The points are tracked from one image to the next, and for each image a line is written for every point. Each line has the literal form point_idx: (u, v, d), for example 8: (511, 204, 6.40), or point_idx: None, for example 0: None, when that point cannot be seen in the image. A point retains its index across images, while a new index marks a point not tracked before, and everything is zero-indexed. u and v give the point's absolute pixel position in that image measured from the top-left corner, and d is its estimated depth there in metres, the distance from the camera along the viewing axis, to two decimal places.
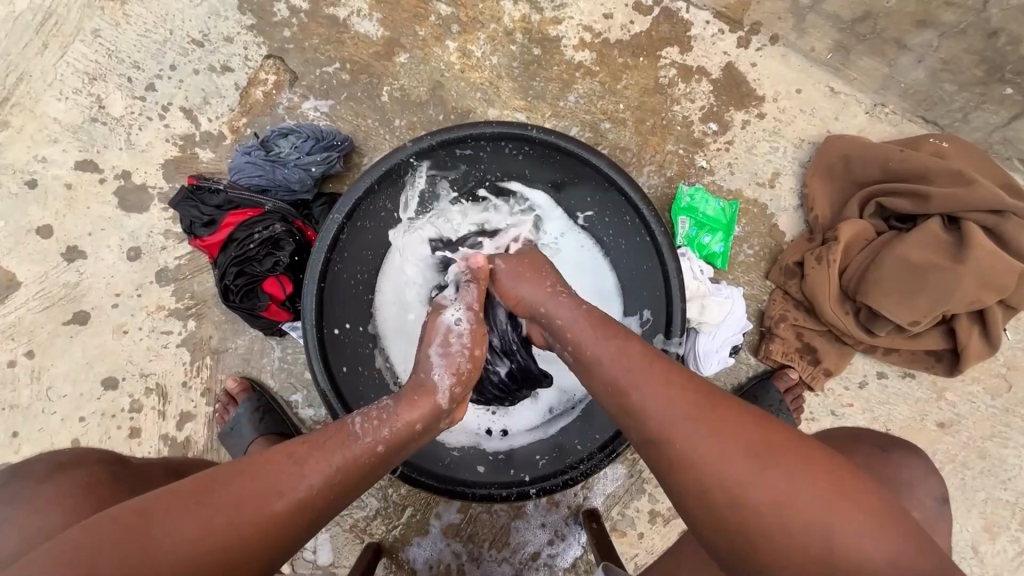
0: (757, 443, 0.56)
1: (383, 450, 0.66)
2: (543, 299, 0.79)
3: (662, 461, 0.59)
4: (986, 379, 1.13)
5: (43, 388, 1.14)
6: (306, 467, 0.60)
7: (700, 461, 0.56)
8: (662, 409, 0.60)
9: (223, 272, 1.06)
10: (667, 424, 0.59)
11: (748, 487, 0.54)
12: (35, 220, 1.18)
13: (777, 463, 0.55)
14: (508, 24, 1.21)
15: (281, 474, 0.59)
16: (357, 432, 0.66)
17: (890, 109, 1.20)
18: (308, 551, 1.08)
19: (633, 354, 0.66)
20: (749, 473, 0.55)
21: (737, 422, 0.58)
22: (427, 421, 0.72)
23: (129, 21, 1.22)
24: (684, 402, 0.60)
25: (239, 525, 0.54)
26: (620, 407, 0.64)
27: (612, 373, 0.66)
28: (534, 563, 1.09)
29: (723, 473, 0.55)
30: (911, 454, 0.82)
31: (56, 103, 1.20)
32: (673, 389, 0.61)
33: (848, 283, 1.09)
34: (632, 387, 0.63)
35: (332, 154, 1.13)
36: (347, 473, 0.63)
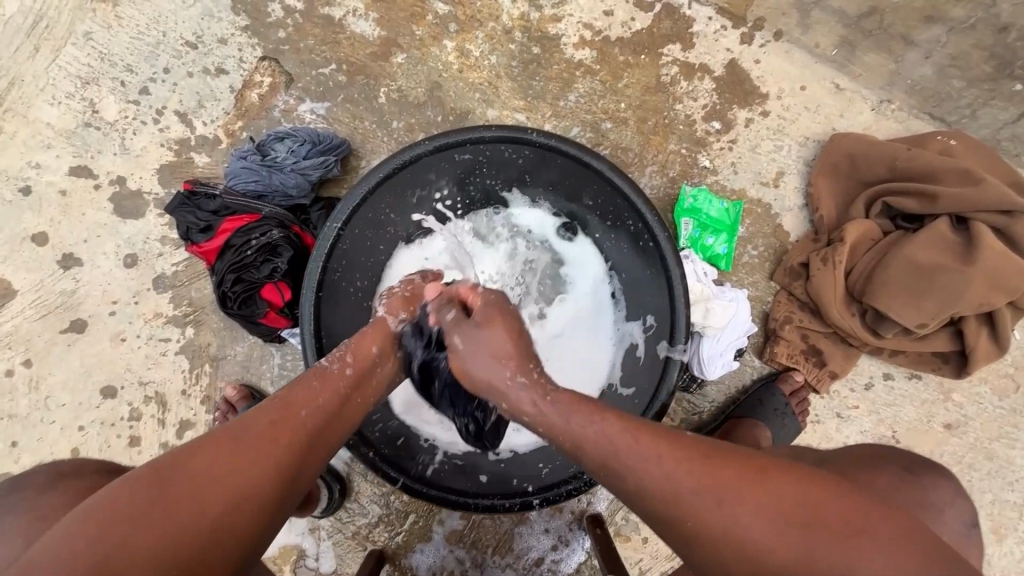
0: (765, 498, 0.55)
1: (353, 375, 0.69)
2: (502, 388, 0.70)
3: (678, 535, 0.58)
4: (994, 379, 1.11)
5: (41, 397, 1.13)
6: (286, 400, 0.63)
7: (716, 531, 0.55)
8: (664, 481, 0.58)
9: (221, 279, 1.05)
10: (673, 497, 0.57)
11: (769, 547, 0.53)
12: (30, 227, 1.16)
13: (789, 515, 0.54)
14: (507, 22, 1.19)
15: (269, 420, 0.60)
16: (325, 364, 0.69)
17: (897, 106, 1.18)
18: (311, 558, 1.08)
19: (614, 430, 0.62)
20: (766, 533, 0.54)
21: (741, 481, 0.57)
22: (385, 345, 0.75)
23: (121, 23, 1.19)
24: (681, 468, 0.58)
25: (235, 459, 0.57)
26: (618, 485, 0.61)
27: (598, 451, 0.62)
28: (537, 569, 1.09)
29: (741, 538, 0.55)
30: (940, 478, 0.79)
31: (49, 108, 1.19)
32: (667, 459, 0.59)
33: (854, 285, 1.07)
34: (624, 466, 0.60)
35: (329, 158, 1.12)
36: (329, 401, 0.66)
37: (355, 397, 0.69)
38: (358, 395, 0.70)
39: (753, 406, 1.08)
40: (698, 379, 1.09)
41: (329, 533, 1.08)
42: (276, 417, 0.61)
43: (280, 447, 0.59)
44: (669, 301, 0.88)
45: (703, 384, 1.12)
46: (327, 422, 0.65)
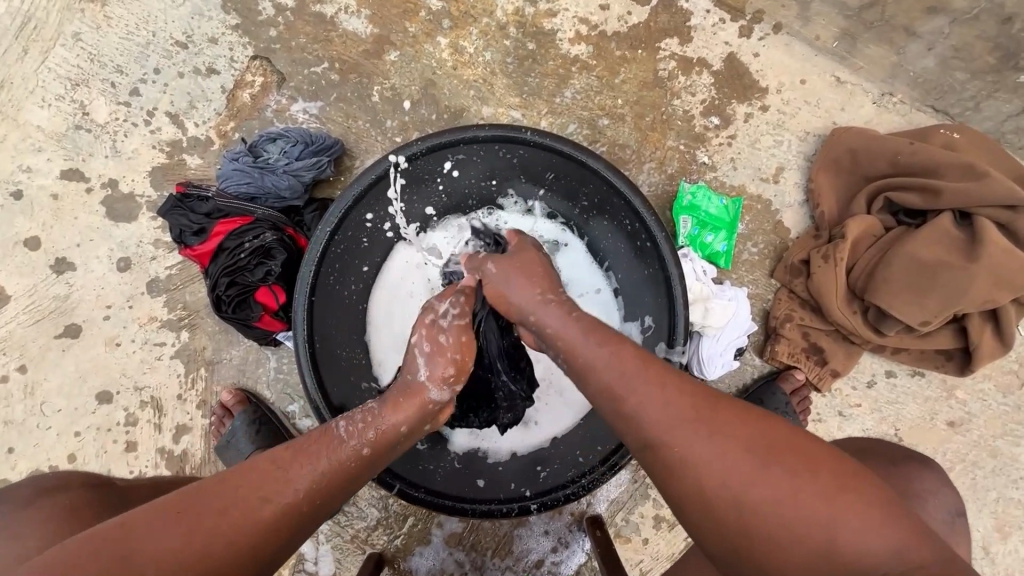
0: (761, 442, 0.53)
1: (366, 453, 0.65)
2: (533, 305, 0.73)
3: (660, 467, 0.56)
4: (998, 376, 1.10)
5: (37, 403, 1.12)
6: (287, 470, 0.59)
7: (699, 464, 0.54)
8: (660, 410, 0.56)
9: (215, 283, 1.03)
10: (666, 426, 0.56)
11: (752, 490, 0.52)
12: (22, 231, 1.15)
13: (778, 461, 0.52)
14: (501, 17, 1.17)
15: (266, 481, 0.57)
16: (340, 433, 0.64)
17: (899, 99, 1.16)
18: (310, 562, 1.07)
19: (626, 355, 0.62)
20: (751, 475, 0.52)
21: (742, 423, 0.55)
22: (414, 424, 0.70)
23: (110, 23, 1.18)
24: (680, 402, 0.57)
25: (218, 526, 0.54)
26: (613, 411, 0.60)
27: (603, 373, 0.61)
28: (537, 571, 1.08)
29: (725, 476, 0.53)
30: (923, 467, 0.80)
31: (39, 110, 1.17)
32: (669, 389, 0.58)
33: (855, 282, 1.06)
34: (624, 390, 0.59)
35: (322, 159, 1.10)
36: (330, 477, 0.61)
37: (363, 472, 0.65)
38: (365, 472, 0.65)
39: (753, 405, 1.07)
40: (697, 380, 1.08)
41: (328, 537, 1.08)
42: (272, 489, 0.57)
43: (265, 524, 0.56)
44: (667, 302, 0.87)
45: (703, 383, 1.11)
46: (323, 500, 0.60)
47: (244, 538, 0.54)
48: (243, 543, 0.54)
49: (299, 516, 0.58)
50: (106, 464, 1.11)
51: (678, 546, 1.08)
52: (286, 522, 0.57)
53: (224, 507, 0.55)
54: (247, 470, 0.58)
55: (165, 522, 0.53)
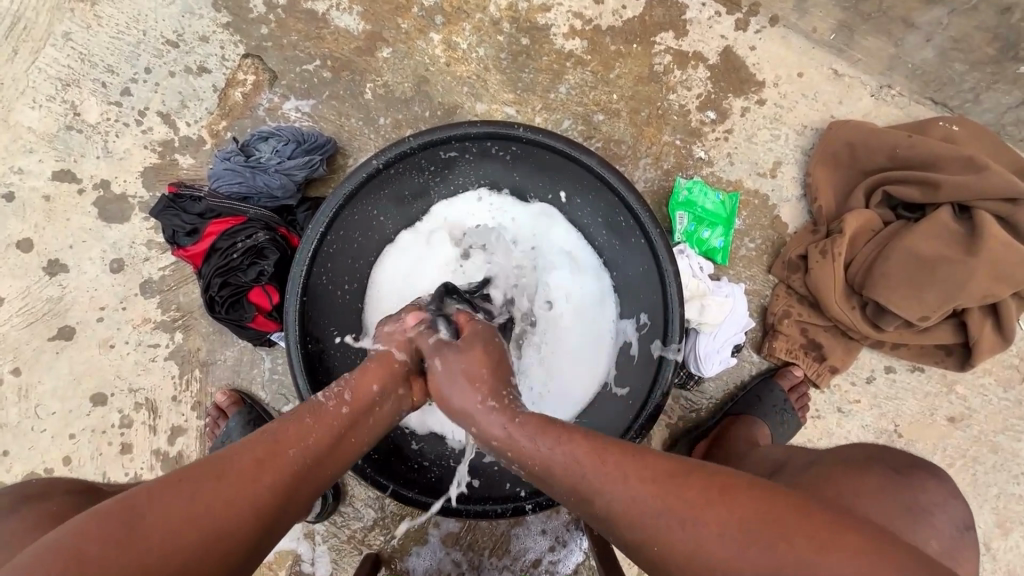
0: (734, 519, 0.50)
1: (348, 412, 0.65)
2: (472, 412, 0.65)
3: (646, 558, 0.54)
4: (998, 371, 1.09)
5: (31, 406, 1.12)
6: (276, 437, 0.59)
7: (681, 554, 0.52)
8: (628, 505, 0.54)
9: (208, 284, 1.02)
10: (635, 518, 0.54)
11: (738, 572, 0.49)
12: (15, 233, 1.14)
13: (757, 536, 0.49)
14: (494, 12, 1.16)
15: (260, 449, 0.58)
16: (320, 399, 0.64)
17: (897, 91, 1.14)
18: (307, 563, 1.07)
19: (576, 452, 0.58)
20: (733, 556, 0.49)
21: (710, 501, 0.52)
22: (386, 384, 0.69)
23: (100, 22, 1.17)
24: (646, 492, 0.54)
25: (221, 496, 0.53)
26: (584, 509, 0.58)
27: (563, 473, 0.58)
28: (535, 570, 1.07)
29: (708, 560, 0.50)
30: (927, 478, 0.77)
31: (30, 111, 1.16)
32: (631, 480, 0.55)
33: (854, 276, 1.05)
34: (590, 488, 0.57)
35: (314, 157, 1.10)
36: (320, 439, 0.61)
37: (352, 435, 0.65)
38: (352, 436, 0.65)
39: (751, 402, 1.06)
40: (694, 376, 1.07)
41: (324, 538, 1.07)
42: (263, 456, 0.57)
43: (263, 490, 0.55)
44: (662, 298, 0.86)
45: (701, 380, 1.10)
46: (316, 464, 0.60)
47: (246, 504, 0.54)
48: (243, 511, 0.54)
49: (295, 480, 0.58)
50: (101, 466, 1.11)
51: None
52: (282, 490, 0.57)
53: (219, 477, 0.54)
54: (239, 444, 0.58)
55: (156, 498, 0.52)
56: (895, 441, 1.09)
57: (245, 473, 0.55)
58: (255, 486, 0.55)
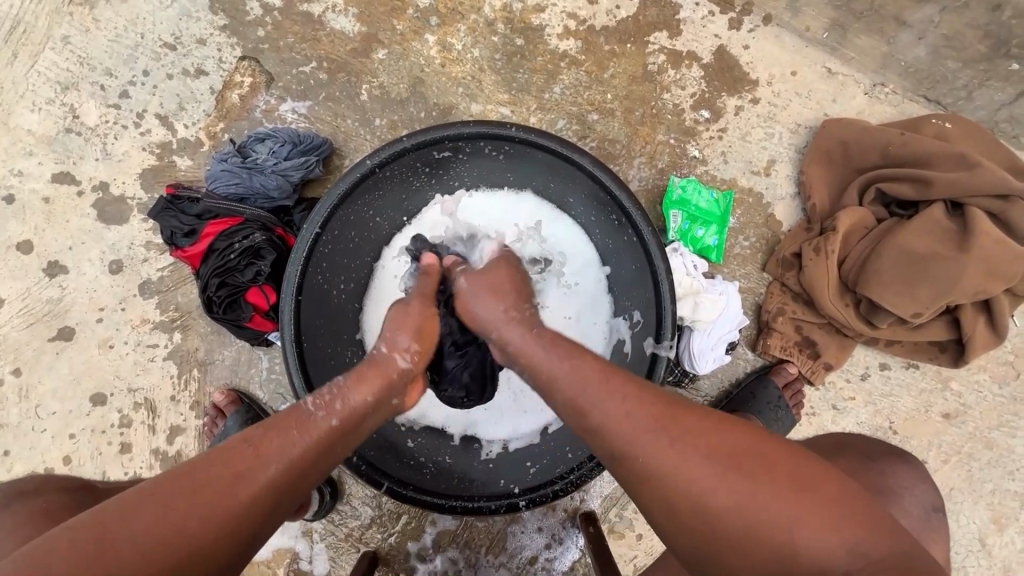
0: (719, 447, 0.53)
1: (337, 423, 0.63)
2: (494, 322, 0.74)
3: (626, 476, 0.56)
4: (993, 367, 1.09)
5: (31, 406, 1.13)
6: (260, 446, 0.58)
7: (665, 474, 0.53)
8: (621, 420, 0.57)
9: (205, 284, 1.03)
10: (626, 435, 0.56)
11: (717, 499, 0.51)
12: (15, 235, 1.15)
13: (745, 468, 0.52)
14: (488, 13, 1.17)
15: (239, 458, 0.56)
16: (309, 408, 0.63)
17: (891, 89, 1.15)
18: (304, 560, 1.08)
19: (585, 368, 0.62)
20: (715, 483, 0.52)
21: (702, 430, 0.55)
22: (382, 394, 0.69)
23: (98, 26, 1.18)
24: (641, 411, 0.57)
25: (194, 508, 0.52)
26: (578, 422, 0.60)
27: (566, 386, 0.61)
28: (531, 567, 1.08)
29: (692, 484, 0.52)
30: (901, 464, 0.82)
31: (30, 114, 1.18)
32: (631, 399, 0.58)
33: (848, 274, 1.05)
34: (587, 401, 0.59)
35: (310, 158, 1.10)
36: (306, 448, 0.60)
37: (340, 444, 0.64)
38: (339, 447, 0.63)
39: (745, 400, 1.06)
40: (689, 373, 1.08)
41: (322, 536, 1.08)
42: (245, 467, 0.56)
43: (245, 502, 0.54)
44: (655, 296, 0.86)
45: (695, 377, 1.11)
46: (299, 477, 0.59)
47: (225, 516, 0.53)
48: (221, 525, 0.53)
49: (278, 492, 0.57)
50: (100, 465, 1.12)
51: None
52: (265, 502, 0.56)
53: (197, 490, 0.53)
54: (219, 452, 0.57)
55: (133, 510, 0.51)
56: (889, 437, 1.09)
57: (225, 485, 0.54)
58: (237, 498, 0.54)
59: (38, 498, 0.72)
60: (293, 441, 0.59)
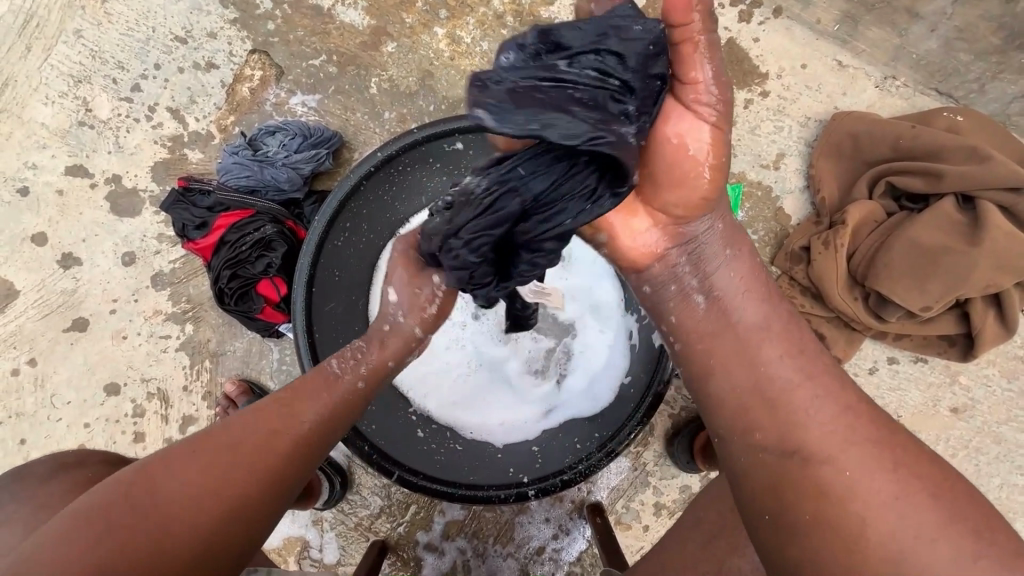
0: (940, 491, 0.50)
1: (364, 385, 0.74)
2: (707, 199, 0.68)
3: (803, 474, 0.53)
4: (1002, 362, 1.09)
5: (47, 395, 1.15)
6: (290, 410, 0.67)
7: (863, 492, 0.50)
8: (830, 418, 0.54)
9: (217, 276, 1.04)
10: (832, 432, 0.54)
11: (917, 542, 0.47)
12: (29, 227, 1.17)
13: (966, 530, 0.48)
14: (497, 6, 1.17)
15: (276, 418, 0.65)
16: (337, 371, 0.73)
17: (902, 82, 1.14)
18: (315, 549, 1.09)
19: (781, 354, 0.60)
20: (930, 526, 0.48)
21: (923, 466, 0.51)
22: (399, 357, 0.79)
23: (111, 20, 1.19)
24: (859, 418, 0.54)
25: (241, 463, 0.60)
26: (772, 397, 0.58)
27: (765, 357, 0.61)
28: (539, 558, 1.09)
29: (893, 516, 0.48)
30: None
31: (43, 107, 1.19)
32: (850, 400, 0.56)
33: (856, 268, 1.05)
34: (790, 381, 0.58)
35: (320, 151, 1.11)
36: (330, 406, 0.70)
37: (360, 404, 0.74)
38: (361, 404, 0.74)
39: None
40: None
41: (332, 525, 1.09)
42: (280, 426, 0.65)
43: (278, 457, 0.63)
44: None
45: None
46: (325, 435, 0.68)
47: (261, 469, 0.61)
48: (259, 474, 0.61)
49: (307, 450, 0.66)
50: None
51: None
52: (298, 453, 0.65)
53: (239, 444, 0.61)
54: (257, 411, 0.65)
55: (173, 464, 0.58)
56: None
57: (260, 443, 0.62)
58: (267, 451, 0.62)
59: (77, 470, 0.73)
60: (324, 396, 0.70)
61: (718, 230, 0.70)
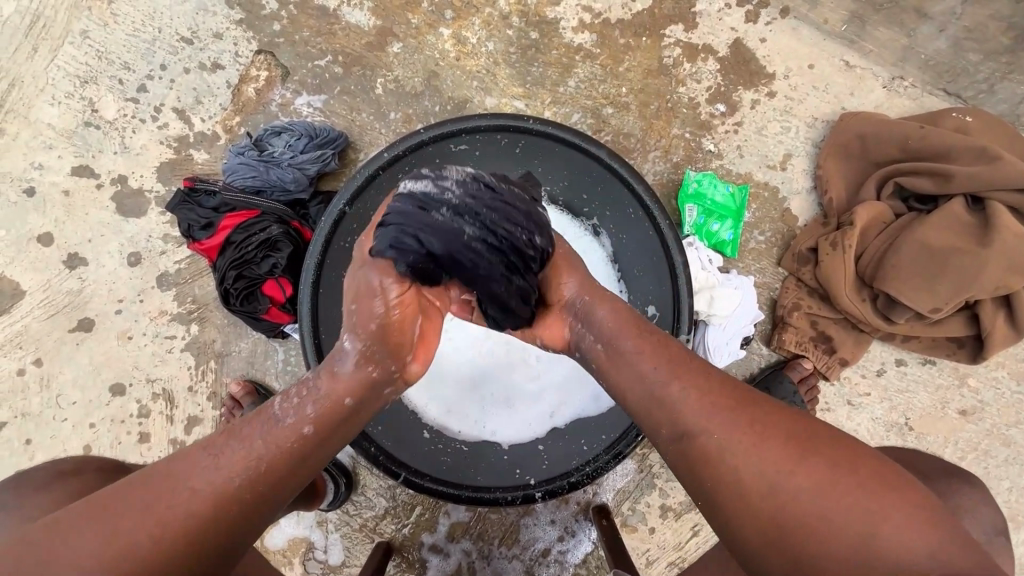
0: (791, 434, 0.53)
1: (311, 433, 0.60)
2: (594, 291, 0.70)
3: (690, 457, 0.56)
4: (1011, 364, 1.08)
5: (52, 396, 1.15)
6: (214, 459, 0.56)
7: (729, 459, 0.53)
8: (694, 399, 0.57)
9: (223, 276, 1.04)
10: (697, 415, 0.56)
11: (782, 486, 0.51)
12: (36, 228, 1.17)
13: (820, 460, 0.51)
14: (503, 7, 1.16)
15: (195, 469, 0.56)
16: (280, 414, 0.60)
17: (910, 82, 1.13)
18: (320, 550, 1.09)
19: (659, 354, 0.62)
20: (791, 467, 0.51)
21: (777, 417, 0.55)
22: (360, 396, 0.63)
23: (117, 20, 1.19)
24: (718, 390, 0.57)
25: (144, 525, 0.52)
26: (648, 395, 0.60)
27: (638, 355, 0.63)
28: (544, 560, 1.08)
29: (759, 473, 0.52)
30: (964, 484, 0.80)
31: (50, 108, 1.19)
32: (710, 377, 0.59)
33: (865, 269, 1.04)
34: (657, 378, 0.60)
35: (326, 152, 1.11)
36: (266, 462, 0.57)
37: (312, 453, 0.60)
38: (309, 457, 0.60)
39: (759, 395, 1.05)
40: None
41: (337, 526, 1.09)
42: (201, 487, 0.55)
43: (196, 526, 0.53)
44: (672, 290, 0.89)
45: None
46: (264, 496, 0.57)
47: (174, 541, 0.52)
48: (166, 541, 0.52)
49: (229, 512, 0.55)
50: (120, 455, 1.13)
51: (685, 535, 1.08)
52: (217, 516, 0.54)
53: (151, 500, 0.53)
54: (183, 461, 0.56)
55: (85, 517, 0.53)
56: (905, 434, 1.08)
57: (176, 511, 0.53)
58: (184, 514, 0.53)
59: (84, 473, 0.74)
60: (256, 443, 0.57)
61: (586, 299, 0.69)
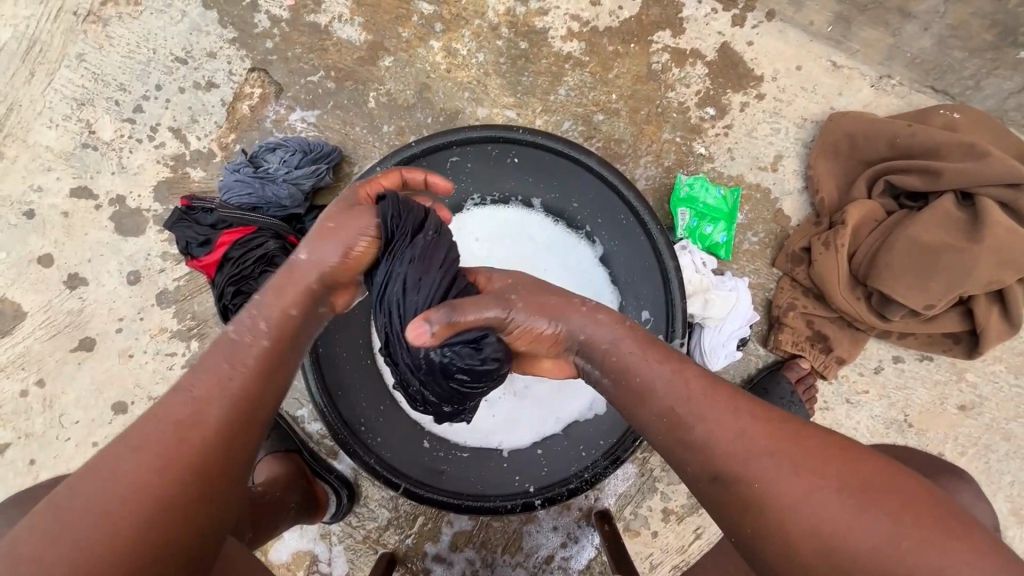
0: (837, 474, 0.55)
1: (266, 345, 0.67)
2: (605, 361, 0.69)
3: (732, 500, 0.58)
4: (1009, 358, 1.09)
5: (55, 415, 1.15)
6: (195, 393, 0.62)
7: (775, 503, 0.55)
8: (732, 440, 0.59)
9: (222, 292, 1.05)
10: (737, 457, 0.58)
11: (836, 534, 0.52)
12: (36, 249, 1.18)
13: (871, 503, 0.53)
14: (492, 18, 1.18)
15: (179, 407, 0.61)
16: (233, 341, 0.66)
17: (897, 81, 1.15)
18: (323, 563, 1.09)
19: (692, 384, 0.63)
20: (842, 511, 0.53)
21: (819, 455, 0.57)
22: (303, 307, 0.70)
23: (111, 43, 1.21)
24: (755, 429, 0.59)
25: (154, 460, 0.57)
26: (682, 436, 0.62)
27: (669, 397, 0.63)
28: (548, 567, 1.09)
29: (810, 518, 0.54)
30: (959, 481, 0.81)
31: (47, 131, 1.20)
32: (743, 414, 0.60)
33: (859, 266, 1.05)
34: (691, 417, 0.61)
35: (321, 166, 1.13)
36: (236, 381, 0.64)
37: (275, 369, 0.67)
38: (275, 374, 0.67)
39: (758, 395, 1.06)
40: None
41: (341, 538, 1.09)
42: (186, 414, 0.60)
43: (194, 447, 0.59)
44: (664, 292, 0.90)
45: None
46: (241, 411, 0.63)
47: (184, 467, 0.58)
48: (185, 464, 0.58)
49: (227, 427, 0.62)
50: None
51: (688, 538, 1.08)
52: (219, 436, 0.61)
53: (152, 442, 0.58)
54: (158, 410, 0.61)
55: (89, 481, 0.56)
56: (905, 430, 1.09)
57: (172, 439, 0.59)
58: (190, 442, 0.59)
59: None
60: (224, 367, 0.64)
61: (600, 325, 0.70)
